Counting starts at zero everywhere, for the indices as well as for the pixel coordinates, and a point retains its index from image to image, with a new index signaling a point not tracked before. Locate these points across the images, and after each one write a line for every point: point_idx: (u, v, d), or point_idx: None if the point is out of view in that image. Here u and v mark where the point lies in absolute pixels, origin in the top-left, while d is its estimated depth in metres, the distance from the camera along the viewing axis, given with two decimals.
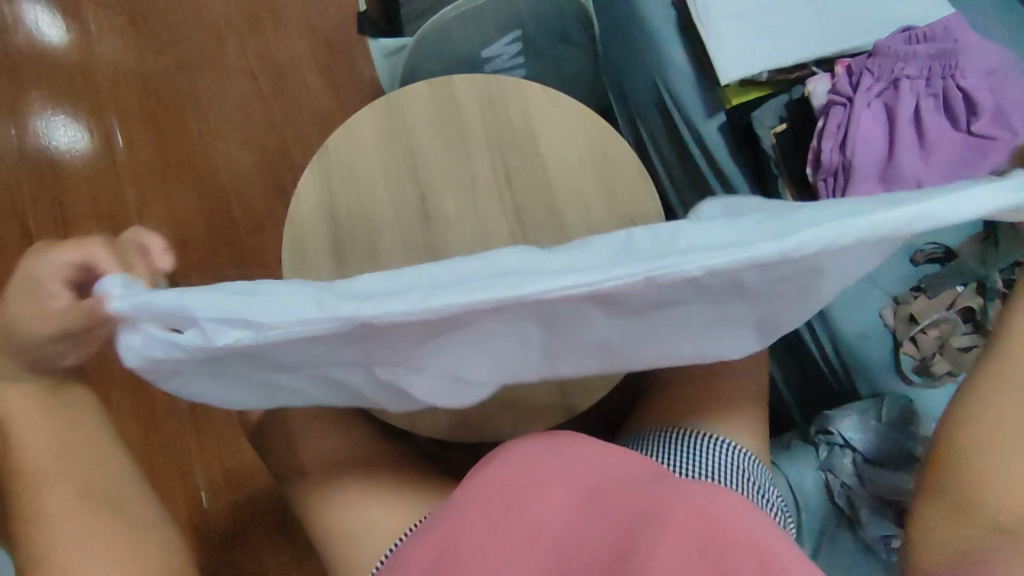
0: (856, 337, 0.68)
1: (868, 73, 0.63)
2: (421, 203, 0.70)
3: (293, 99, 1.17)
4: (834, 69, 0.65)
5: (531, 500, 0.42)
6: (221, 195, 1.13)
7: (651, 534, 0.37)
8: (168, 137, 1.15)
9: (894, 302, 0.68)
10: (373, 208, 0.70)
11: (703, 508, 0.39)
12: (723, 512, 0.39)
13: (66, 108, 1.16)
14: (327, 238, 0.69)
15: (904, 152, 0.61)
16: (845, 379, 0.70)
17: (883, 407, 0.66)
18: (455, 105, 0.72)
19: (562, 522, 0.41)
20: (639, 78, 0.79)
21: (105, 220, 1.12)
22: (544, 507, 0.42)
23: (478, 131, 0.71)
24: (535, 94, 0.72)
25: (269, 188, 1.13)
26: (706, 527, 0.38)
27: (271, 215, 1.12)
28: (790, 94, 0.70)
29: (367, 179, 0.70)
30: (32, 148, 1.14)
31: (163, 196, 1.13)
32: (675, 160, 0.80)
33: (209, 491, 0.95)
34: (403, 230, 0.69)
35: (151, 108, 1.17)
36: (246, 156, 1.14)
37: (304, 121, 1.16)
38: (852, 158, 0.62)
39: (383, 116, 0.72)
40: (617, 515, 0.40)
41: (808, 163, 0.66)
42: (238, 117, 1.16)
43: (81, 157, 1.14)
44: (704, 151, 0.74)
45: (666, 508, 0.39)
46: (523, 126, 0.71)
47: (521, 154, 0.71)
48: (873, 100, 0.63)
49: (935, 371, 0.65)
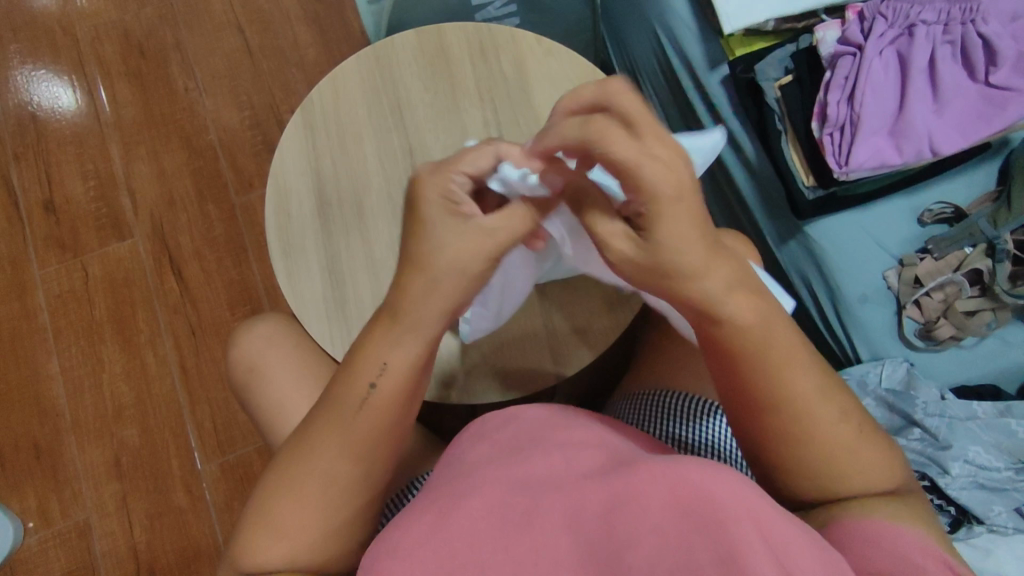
0: (856, 300, 0.65)
1: (880, 18, 0.60)
2: (400, 128, 0.67)
3: (282, 53, 1.12)
4: (846, 14, 0.61)
5: (540, 500, 0.37)
6: (209, 153, 1.09)
7: (658, 519, 0.32)
8: (153, 92, 1.11)
9: (898, 265, 0.64)
10: (359, 166, 0.67)
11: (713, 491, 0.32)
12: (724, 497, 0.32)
13: (47, 64, 1.13)
14: (312, 192, 0.66)
15: (917, 102, 0.58)
16: (847, 345, 0.67)
17: (884, 371, 0.64)
18: (443, 54, 0.68)
19: (569, 524, 0.35)
20: (642, 31, 0.76)
21: (90, 180, 1.09)
22: (547, 507, 0.36)
23: (469, 83, 0.68)
24: (529, 43, 0.68)
25: (259, 147, 1.10)
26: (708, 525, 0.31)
27: (260, 173, 1.09)
28: (797, 44, 0.66)
29: (348, 112, 0.68)
30: (15, 105, 1.11)
31: (150, 154, 1.09)
32: (678, 115, 0.77)
33: (203, 452, 0.99)
34: (386, 168, 0.67)
35: (134, 62, 1.12)
36: (234, 111, 1.10)
37: (293, 77, 1.12)
38: (860, 112, 0.59)
39: (369, 68, 0.68)
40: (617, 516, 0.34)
41: (813, 117, 0.62)
42: (226, 73, 1.12)
43: (64, 113, 1.11)
44: (709, 107, 0.72)
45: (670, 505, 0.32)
46: (515, 74, 0.68)
47: (513, 108, 0.67)
48: (884, 48, 0.59)
49: (938, 335, 0.63)
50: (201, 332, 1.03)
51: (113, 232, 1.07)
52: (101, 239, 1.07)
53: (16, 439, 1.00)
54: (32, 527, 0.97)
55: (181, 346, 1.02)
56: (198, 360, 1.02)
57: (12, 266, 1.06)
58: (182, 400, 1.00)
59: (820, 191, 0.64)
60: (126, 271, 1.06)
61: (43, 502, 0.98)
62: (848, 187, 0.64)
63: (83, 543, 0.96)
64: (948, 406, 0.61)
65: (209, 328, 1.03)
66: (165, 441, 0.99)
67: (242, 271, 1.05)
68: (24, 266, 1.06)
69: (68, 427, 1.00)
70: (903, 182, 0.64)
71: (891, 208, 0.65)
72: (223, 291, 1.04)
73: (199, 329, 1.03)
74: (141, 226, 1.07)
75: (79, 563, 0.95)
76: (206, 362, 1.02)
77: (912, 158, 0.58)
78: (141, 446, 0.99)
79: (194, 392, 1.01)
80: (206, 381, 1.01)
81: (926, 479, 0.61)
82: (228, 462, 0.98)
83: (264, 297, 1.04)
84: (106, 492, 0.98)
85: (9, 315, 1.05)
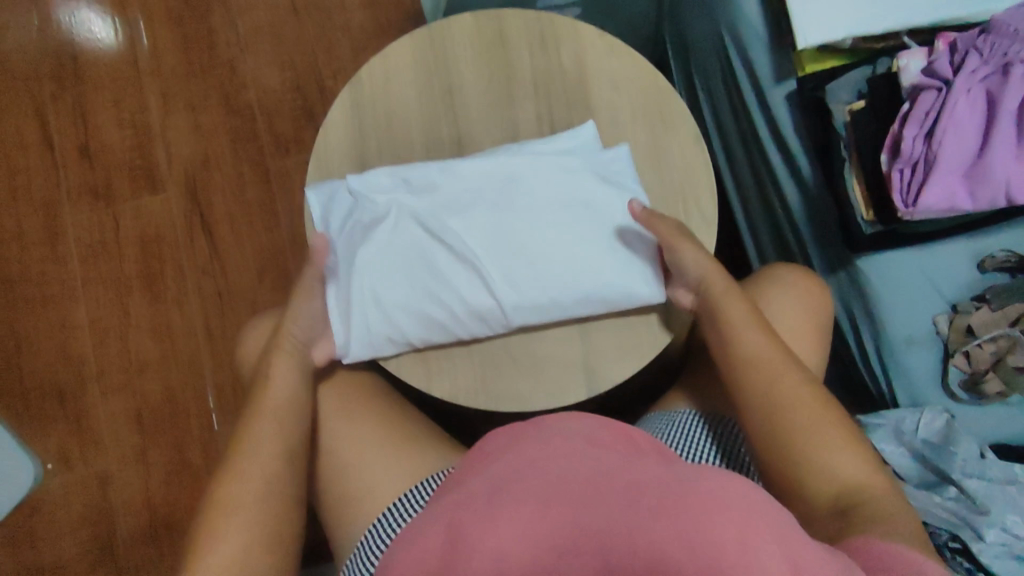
0: (902, 342, 0.63)
1: (974, 53, 0.56)
2: (452, 116, 0.65)
3: (328, 14, 1.09)
4: (935, 43, 0.58)
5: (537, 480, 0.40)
6: (247, 112, 1.07)
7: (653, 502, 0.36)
8: (194, 43, 1.09)
9: (952, 309, 0.61)
10: (406, 149, 0.65)
11: (735, 507, 0.36)
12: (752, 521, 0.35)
13: (91, 5, 1.11)
14: (352, 174, 0.65)
15: (1000, 147, 0.54)
16: (885, 385, 0.65)
17: (922, 420, 0.61)
18: (500, 43, 0.65)
19: (558, 494, 0.38)
20: (705, 34, 0.73)
21: (127, 128, 1.08)
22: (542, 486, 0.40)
23: (524, 77, 0.65)
24: (591, 40, 0.65)
25: (298, 111, 1.07)
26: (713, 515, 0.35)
27: (298, 138, 1.07)
28: (874, 67, 0.64)
29: (398, 94, 0.66)
30: (57, 43, 1.10)
31: (187, 107, 1.08)
32: (736, 127, 0.75)
33: (221, 415, 1.00)
34: (433, 160, 0.65)
35: (177, 11, 1.10)
36: (275, 71, 1.08)
37: (338, 41, 1.08)
38: (938, 151, 0.55)
39: (422, 47, 0.66)
40: (642, 482, 0.39)
41: (884, 149, 0.59)
42: (269, 30, 1.09)
43: (105, 56, 1.10)
44: (770, 120, 0.69)
45: (713, 514, 0.35)
46: (573, 69, 0.65)
47: (568, 105, 0.65)
48: (974, 86, 0.55)
49: (985, 388, 0.60)
50: (227, 294, 1.03)
51: (146, 183, 1.07)
52: (135, 190, 1.07)
53: (42, 379, 1.02)
54: (52, 467, 1.00)
55: (207, 305, 1.03)
56: (223, 323, 1.02)
57: (46, 209, 1.07)
58: (205, 362, 1.01)
59: (879, 227, 0.61)
60: (157, 225, 1.06)
61: (66, 444, 1.00)
62: (910, 226, 0.60)
63: (101, 492, 0.98)
64: (988, 467, 0.58)
65: (236, 292, 1.03)
66: (186, 399, 1.00)
67: (273, 237, 1.04)
68: (56, 209, 1.07)
69: (92, 374, 1.02)
70: (968, 225, 0.60)
71: (951, 249, 0.62)
72: (253, 257, 1.03)
73: (225, 291, 1.03)
74: (174, 180, 1.07)
75: (96, 509, 0.98)
76: (231, 326, 1.02)
77: (984, 206, 0.56)
78: (162, 402, 1.01)
79: (216, 354, 1.01)
80: (228, 344, 1.02)
81: (957, 542, 0.57)
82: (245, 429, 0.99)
83: (293, 266, 1.03)
84: (125, 443, 1.00)
85: (39, 256, 1.06)
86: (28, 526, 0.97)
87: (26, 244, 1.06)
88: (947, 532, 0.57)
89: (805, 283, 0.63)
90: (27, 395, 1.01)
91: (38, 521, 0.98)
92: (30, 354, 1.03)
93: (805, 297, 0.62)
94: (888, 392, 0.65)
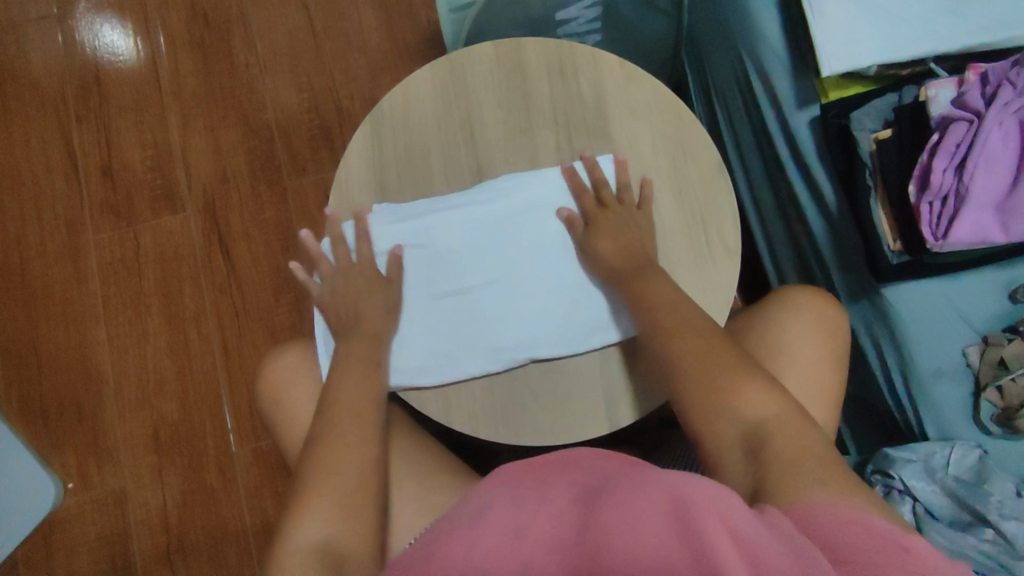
0: (930, 376, 0.61)
1: (1006, 85, 0.55)
2: (471, 143, 0.65)
3: (346, 35, 1.10)
4: (965, 74, 0.57)
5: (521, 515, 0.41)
6: (265, 133, 1.08)
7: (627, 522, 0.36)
8: (215, 64, 1.11)
9: (983, 342, 0.60)
10: (425, 176, 0.65)
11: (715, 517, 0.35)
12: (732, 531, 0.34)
13: (115, 28, 1.13)
14: (372, 201, 0.65)
15: None
16: (914, 417, 0.64)
17: (952, 455, 0.60)
18: (521, 71, 0.66)
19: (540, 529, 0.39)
20: (726, 58, 0.73)
21: (148, 149, 1.09)
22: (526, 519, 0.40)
23: (544, 104, 0.65)
24: (611, 67, 0.65)
25: (315, 131, 1.08)
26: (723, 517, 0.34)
27: (315, 158, 1.07)
28: (900, 95, 0.62)
29: (419, 121, 0.66)
30: (81, 64, 1.12)
31: (207, 127, 1.09)
32: (757, 152, 0.74)
33: (237, 435, 1.00)
34: (453, 187, 0.65)
35: (199, 33, 1.12)
36: (293, 92, 1.09)
37: (355, 61, 1.09)
38: (969, 184, 0.54)
39: (443, 75, 0.66)
40: (637, 490, 0.39)
41: (912, 181, 0.58)
42: (288, 51, 1.10)
43: (128, 77, 1.12)
44: (793, 146, 0.68)
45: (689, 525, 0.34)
46: (594, 97, 0.65)
47: (588, 132, 0.64)
48: (1006, 118, 0.54)
49: (1019, 425, 0.58)
50: (243, 313, 1.03)
51: (166, 203, 1.08)
52: (154, 210, 1.08)
53: (62, 398, 1.03)
54: (69, 486, 1.00)
55: (223, 325, 1.03)
56: (240, 343, 1.02)
57: (68, 228, 1.08)
58: (221, 382, 1.02)
59: (907, 257, 0.60)
60: (176, 245, 1.06)
61: (83, 462, 1.00)
62: (941, 257, 0.58)
63: (117, 512, 0.99)
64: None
65: (253, 311, 1.03)
66: (202, 418, 1.01)
67: (289, 256, 1.04)
68: (78, 229, 1.08)
69: (109, 393, 1.03)
70: (998, 257, 0.59)
71: (980, 280, 0.61)
72: (270, 277, 1.04)
73: (242, 310, 1.04)
74: (193, 201, 1.07)
75: (113, 529, 0.98)
76: (246, 345, 1.02)
77: (1017, 238, 0.54)
78: (179, 421, 1.01)
79: (232, 373, 1.02)
80: (244, 364, 1.02)
81: None
82: (261, 448, 0.99)
83: (308, 285, 1.03)
84: (142, 463, 1.00)
85: (60, 276, 1.07)
86: (45, 546, 0.98)
87: (48, 263, 1.07)
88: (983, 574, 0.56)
89: (824, 305, 0.62)
90: (48, 413, 1.02)
91: (55, 540, 0.98)
92: (50, 372, 1.04)
93: (825, 322, 0.61)
94: (916, 425, 0.64)
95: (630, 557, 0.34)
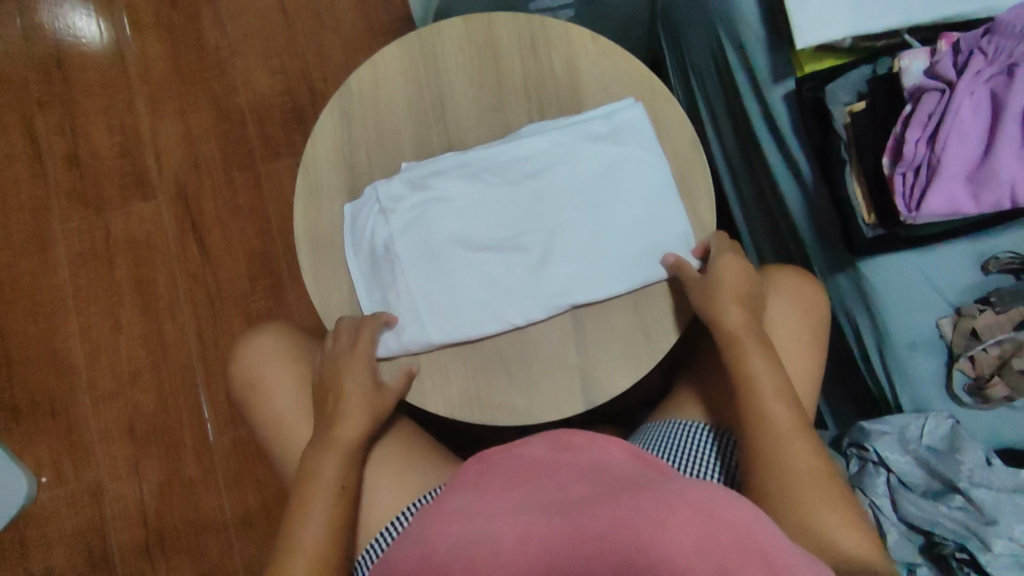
0: (904, 347, 0.62)
1: (977, 55, 0.54)
2: (443, 121, 0.64)
3: (318, 16, 1.07)
4: (938, 43, 0.57)
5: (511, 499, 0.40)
6: (237, 117, 1.06)
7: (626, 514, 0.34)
8: (183, 46, 1.08)
9: (956, 313, 0.60)
10: (397, 156, 0.64)
11: (724, 518, 0.33)
12: (738, 531, 0.33)
13: (77, 9, 1.09)
14: (343, 183, 0.63)
15: (1004, 149, 0.52)
16: (889, 389, 0.64)
17: (926, 427, 0.60)
18: (492, 46, 0.64)
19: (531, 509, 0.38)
20: (701, 33, 0.72)
21: (116, 135, 1.06)
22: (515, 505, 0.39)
23: (516, 81, 0.64)
24: (584, 42, 0.64)
25: (288, 115, 1.06)
26: (737, 508, 0.34)
27: (289, 142, 1.05)
28: (873, 67, 0.62)
29: (389, 100, 0.64)
30: (43, 48, 1.08)
31: (177, 111, 1.06)
32: (734, 128, 0.74)
33: (216, 424, 0.99)
34: None
35: (165, 14, 1.08)
36: (265, 75, 1.06)
37: (328, 42, 1.07)
38: (940, 155, 0.54)
39: (412, 52, 0.64)
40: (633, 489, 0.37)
41: (886, 152, 0.57)
42: (259, 33, 1.07)
43: (93, 60, 1.08)
44: (769, 121, 0.68)
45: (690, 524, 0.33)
46: (567, 73, 0.64)
47: (562, 110, 0.63)
48: (978, 88, 0.54)
49: (989, 395, 0.59)
50: (219, 301, 1.01)
51: (136, 190, 1.05)
52: (125, 197, 1.05)
53: (35, 391, 1.00)
54: (44, 480, 0.98)
55: (199, 313, 1.01)
56: (216, 331, 1.01)
57: (35, 218, 1.05)
58: (198, 372, 1.00)
59: (881, 230, 0.60)
60: (148, 233, 1.04)
61: (59, 456, 0.99)
62: (913, 230, 0.58)
63: (95, 505, 0.97)
64: (995, 476, 0.57)
65: (229, 300, 1.01)
66: (179, 408, 0.99)
67: (264, 243, 1.02)
68: (45, 218, 1.05)
69: (83, 385, 1.00)
70: (970, 227, 0.59)
71: (953, 250, 0.61)
72: (245, 263, 1.02)
73: (217, 298, 1.02)
74: (164, 188, 1.05)
75: (91, 522, 0.97)
76: (223, 334, 1.01)
77: (988, 209, 0.54)
78: (156, 413, 0.99)
79: (209, 362, 1.00)
80: (221, 353, 1.00)
81: (965, 553, 0.57)
82: (240, 437, 0.98)
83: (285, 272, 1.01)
84: (119, 455, 0.98)
85: (28, 267, 1.04)
86: (22, 541, 0.96)
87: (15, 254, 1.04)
88: (953, 543, 0.57)
89: (801, 278, 0.62)
90: (20, 407, 1.00)
91: (32, 534, 0.96)
92: (21, 366, 1.01)
93: (802, 295, 0.61)
94: (892, 396, 0.64)
95: (628, 539, 0.33)
